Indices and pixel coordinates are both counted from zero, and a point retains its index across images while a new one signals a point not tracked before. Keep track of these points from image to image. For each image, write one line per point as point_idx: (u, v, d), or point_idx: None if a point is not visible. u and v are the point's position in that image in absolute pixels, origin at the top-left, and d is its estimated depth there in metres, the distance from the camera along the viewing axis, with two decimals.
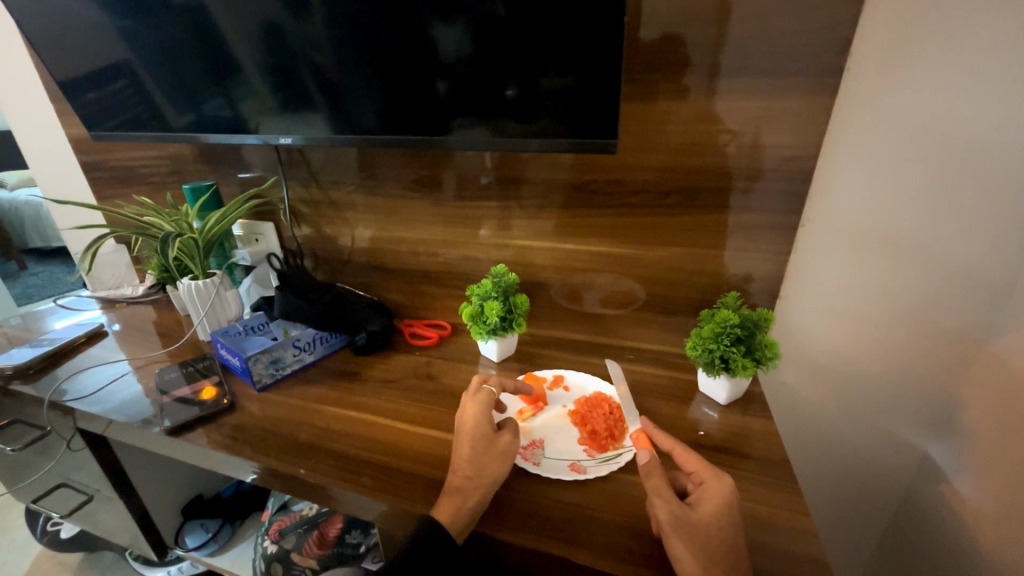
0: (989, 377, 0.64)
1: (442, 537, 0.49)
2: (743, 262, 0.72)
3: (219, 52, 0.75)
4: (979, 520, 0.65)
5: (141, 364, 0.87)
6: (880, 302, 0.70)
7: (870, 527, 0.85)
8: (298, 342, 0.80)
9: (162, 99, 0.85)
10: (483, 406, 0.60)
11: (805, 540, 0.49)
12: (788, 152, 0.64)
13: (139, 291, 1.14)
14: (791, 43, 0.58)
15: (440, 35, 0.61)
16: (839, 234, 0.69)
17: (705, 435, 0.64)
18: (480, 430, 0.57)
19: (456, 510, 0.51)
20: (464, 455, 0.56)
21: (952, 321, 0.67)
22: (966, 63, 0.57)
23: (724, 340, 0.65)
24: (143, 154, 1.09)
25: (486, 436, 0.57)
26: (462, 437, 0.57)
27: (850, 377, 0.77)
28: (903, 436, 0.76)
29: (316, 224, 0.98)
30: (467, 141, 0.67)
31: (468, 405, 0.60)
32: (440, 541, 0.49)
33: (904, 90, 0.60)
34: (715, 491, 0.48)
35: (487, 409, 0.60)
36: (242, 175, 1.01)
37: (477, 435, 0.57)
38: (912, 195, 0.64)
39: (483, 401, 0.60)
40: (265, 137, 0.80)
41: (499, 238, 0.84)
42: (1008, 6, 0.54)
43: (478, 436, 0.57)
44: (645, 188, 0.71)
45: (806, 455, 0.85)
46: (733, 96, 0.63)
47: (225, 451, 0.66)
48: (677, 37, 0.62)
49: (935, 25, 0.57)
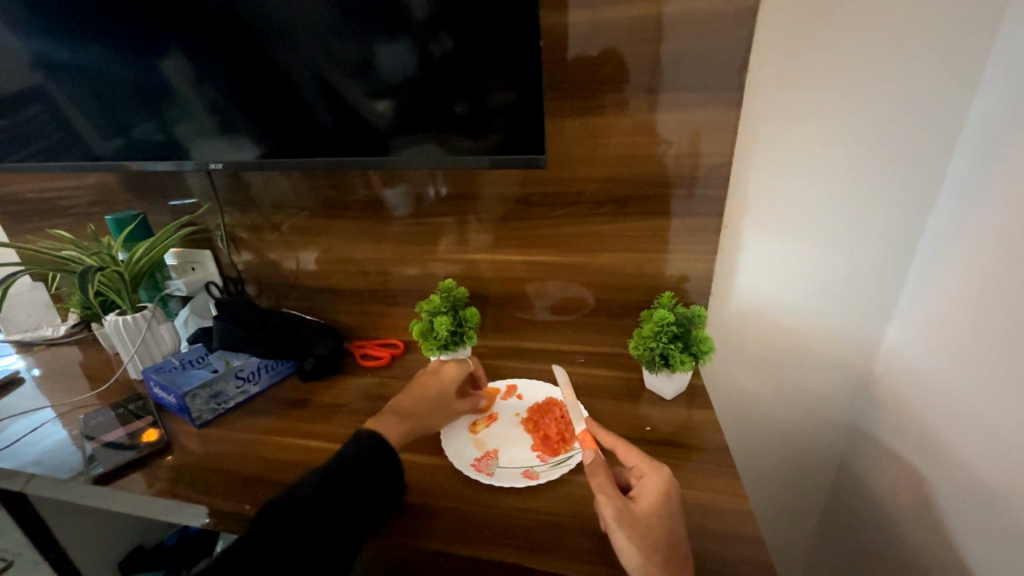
0: (906, 350, 0.73)
1: (385, 458, 0.55)
2: (681, 263, 0.76)
3: (151, 74, 0.72)
4: (902, 482, 0.73)
5: (64, 412, 0.80)
6: (805, 293, 0.77)
7: (811, 496, 0.92)
8: (240, 372, 0.77)
9: (86, 125, 0.80)
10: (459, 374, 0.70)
11: (747, 520, 0.53)
12: (717, 160, 0.68)
13: (61, 331, 1.05)
14: (711, 60, 0.63)
15: (385, 54, 0.62)
16: (766, 233, 0.74)
17: (653, 430, 0.67)
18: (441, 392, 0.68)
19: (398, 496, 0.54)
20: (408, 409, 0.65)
21: (862, 305, 0.76)
22: (864, 74, 0.64)
23: (663, 338, 0.68)
24: (61, 184, 1.02)
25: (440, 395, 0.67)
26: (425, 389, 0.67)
27: (787, 363, 0.83)
28: (828, 412, 0.85)
29: (258, 249, 0.95)
30: (418, 158, 0.68)
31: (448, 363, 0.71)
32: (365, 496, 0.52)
33: (813, 100, 0.66)
34: (652, 483, 0.50)
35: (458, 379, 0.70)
36: (174, 203, 0.96)
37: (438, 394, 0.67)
38: (820, 197, 0.71)
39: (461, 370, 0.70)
40: (202, 162, 0.77)
41: (450, 253, 0.84)
42: (892, 27, 0.61)
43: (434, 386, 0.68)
44: (583, 198, 0.74)
45: (751, 439, 0.90)
46: (663, 110, 0.67)
47: (164, 497, 0.62)
48: (609, 56, 0.66)
49: (839, 39, 0.63)
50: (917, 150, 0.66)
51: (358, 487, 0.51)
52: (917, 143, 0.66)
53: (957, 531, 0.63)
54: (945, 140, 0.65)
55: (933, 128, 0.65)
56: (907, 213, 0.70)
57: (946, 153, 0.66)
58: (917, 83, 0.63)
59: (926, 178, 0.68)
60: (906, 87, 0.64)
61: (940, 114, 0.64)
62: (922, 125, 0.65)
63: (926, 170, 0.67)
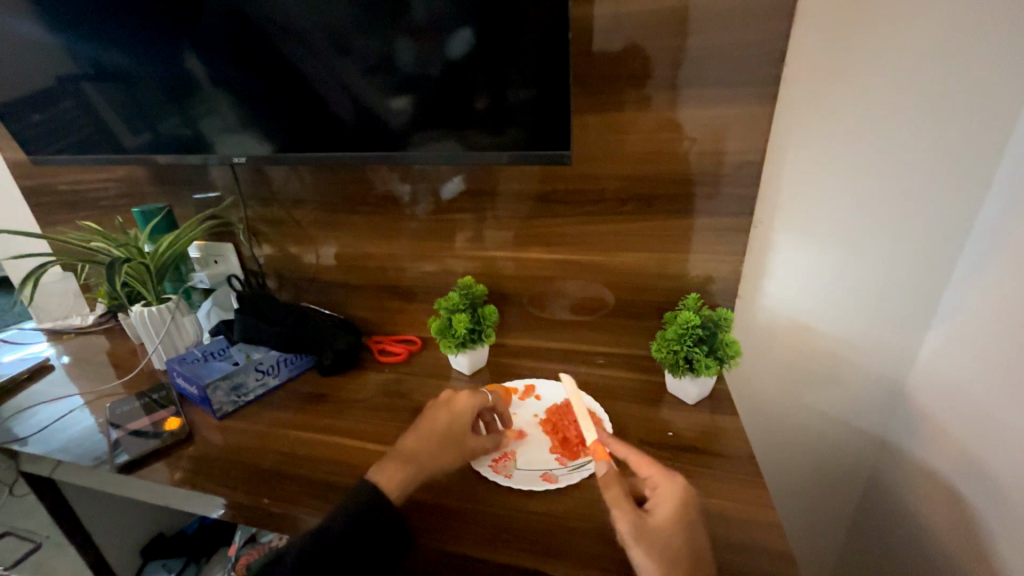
0: (947, 360, 0.69)
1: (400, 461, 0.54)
2: (707, 264, 0.73)
3: (176, 69, 0.73)
4: (934, 497, 0.70)
5: (90, 400, 0.82)
6: (837, 298, 0.74)
7: (839, 506, 0.89)
8: (260, 365, 0.77)
9: (114, 120, 0.81)
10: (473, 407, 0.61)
11: (773, 532, 0.51)
12: (747, 157, 0.65)
13: (89, 321, 1.08)
14: (742, 54, 0.61)
15: (407, 49, 0.61)
16: (795, 235, 0.72)
17: (674, 435, 0.65)
18: (454, 423, 0.59)
19: None
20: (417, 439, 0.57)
21: (897, 312, 0.73)
22: (908, 69, 0.60)
23: (687, 341, 0.67)
24: (91, 177, 1.04)
25: (451, 430, 0.58)
26: (436, 421, 0.59)
27: (813, 370, 0.80)
28: (857, 421, 0.81)
29: (278, 243, 0.95)
30: (437, 154, 0.67)
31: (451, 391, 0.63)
32: (380, 524, 0.48)
33: (851, 97, 0.63)
34: (669, 494, 0.49)
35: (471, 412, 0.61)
36: (198, 197, 0.97)
37: (451, 428, 0.58)
38: (856, 198, 0.68)
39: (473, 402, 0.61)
40: (225, 157, 0.78)
41: (468, 249, 0.84)
42: (938, 20, 0.58)
43: (444, 419, 0.59)
44: (605, 196, 0.73)
45: (775, 446, 0.88)
46: (691, 106, 0.64)
47: (185, 487, 0.63)
48: (634, 50, 0.64)
49: (882, 32, 0.59)
50: (964, 150, 0.63)
51: (370, 521, 0.48)
52: (963, 140, 0.62)
53: (996, 551, 0.59)
54: (994, 138, 0.61)
55: (982, 125, 0.61)
56: (949, 216, 0.66)
57: (995, 153, 0.62)
58: (963, 79, 0.60)
59: (973, 180, 0.64)
60: (951, 83, 0.60)
61: (990, 111, 0.60)
62: (970, 123, 0.61)
63: (973, 171, 0.63)
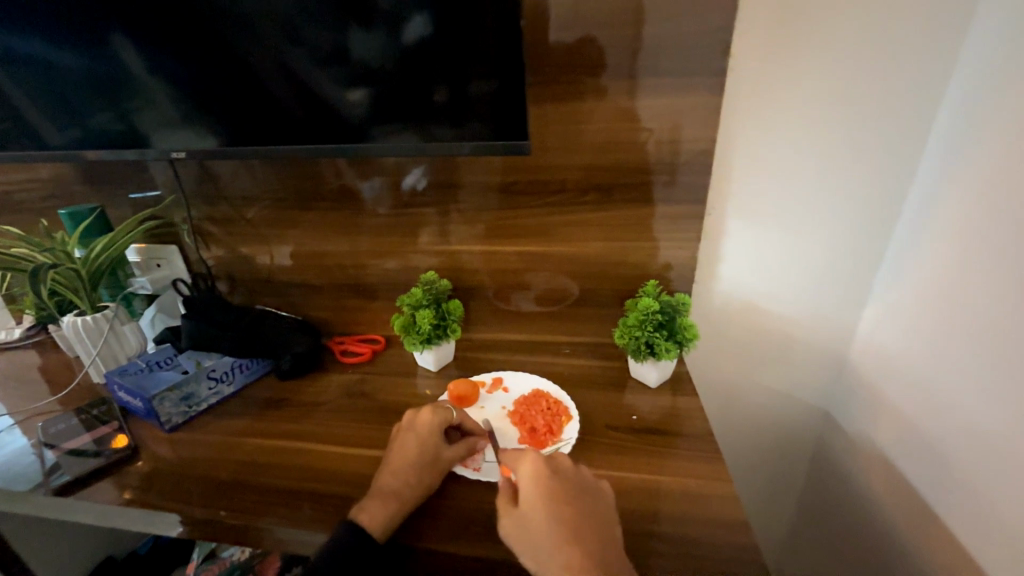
0: (884, 333, 0.74)
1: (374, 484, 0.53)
2: (666, 251, 0.75)
3: (103, 57, 0.67)
4: (878, 460, 0.75)
5: (20, 420, 0.75)
6: (785, 280, 0.78)
7: (792, 476, 0.95)
8: (212, 373, 0.73)
9: (35, 113, 0.74)
10: (435, 418, 0.60)
11: (732, 504, 0.53)
12: (701, 146, 0.68)
13: (15, 334, 0.99)
14: (694, 46, 0.62)
15: (361, 40, 0.59)
16: (746, 222, 0.75)
17: (639, 419, 0.67)
18: (424, 440, 0.58)
19: (384, 507, 0.52)
20: (391, 472, 0.55)
21: (838, 291, 0.78)
22: (845, 62, 0.64)
23: (648, 326, 0.69)
24: (10, 177, 0.95)
25: (422, 450, 0.57)
26: (404, 450, 0.57)
27: (766, 349, 0.84)
28: (807, 396, 0.87)
29: (228, 243, 0.90)
30: (396, 148, 0.65)
31: (413, 411, 0.62)
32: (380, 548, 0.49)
33: (794, 88, 0.66)
34: (525, 473, 0.51)
35: (436, 426, 0.59)
36: (136, 196, 0.91)
37: (421, 448, 0.57)
38: (800, 185, 0.72)
39: (435, 415, 0.60)
40: (166, 151, 0.72)
41: (431, 244, 0.82)
42: (871, 15, 0.62)
43: (410, 442, 0.58)
44: (566, 187, 0.73)
45: (734, 424, 0.92)
46: (647, 97, 0.66)
47: (134, 506, 0.59)
48: (590, 41, 0.64)
49: (821, 26, 0.63)
50: (895, 139, 0.68)
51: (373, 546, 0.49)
52: (894, 129, 0.67)
53: (937, 508, 0.64)
54: (920, 127, 0.66)
55: (909, 116, 0.66)
56: (882, 200, 0.71)
57: (919, 142, 0.67)
58: (892, 71, 0.64)
59: (901, 166, 0.69)
60: (882, 76, 0.65)
61: (914, 103, 0.65)
62: (898, 114, 0.66)
63: (902, 158, 0.68)
